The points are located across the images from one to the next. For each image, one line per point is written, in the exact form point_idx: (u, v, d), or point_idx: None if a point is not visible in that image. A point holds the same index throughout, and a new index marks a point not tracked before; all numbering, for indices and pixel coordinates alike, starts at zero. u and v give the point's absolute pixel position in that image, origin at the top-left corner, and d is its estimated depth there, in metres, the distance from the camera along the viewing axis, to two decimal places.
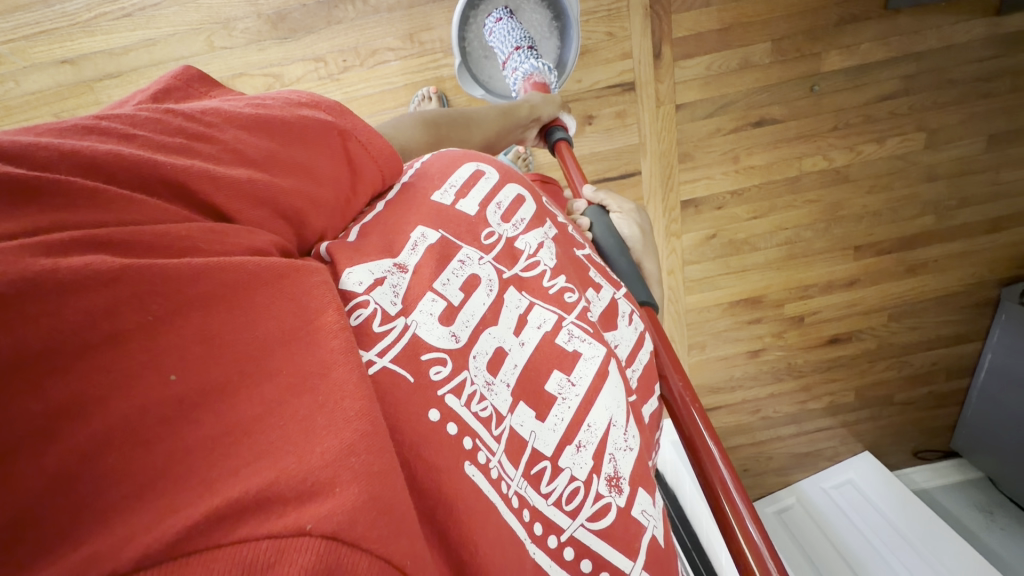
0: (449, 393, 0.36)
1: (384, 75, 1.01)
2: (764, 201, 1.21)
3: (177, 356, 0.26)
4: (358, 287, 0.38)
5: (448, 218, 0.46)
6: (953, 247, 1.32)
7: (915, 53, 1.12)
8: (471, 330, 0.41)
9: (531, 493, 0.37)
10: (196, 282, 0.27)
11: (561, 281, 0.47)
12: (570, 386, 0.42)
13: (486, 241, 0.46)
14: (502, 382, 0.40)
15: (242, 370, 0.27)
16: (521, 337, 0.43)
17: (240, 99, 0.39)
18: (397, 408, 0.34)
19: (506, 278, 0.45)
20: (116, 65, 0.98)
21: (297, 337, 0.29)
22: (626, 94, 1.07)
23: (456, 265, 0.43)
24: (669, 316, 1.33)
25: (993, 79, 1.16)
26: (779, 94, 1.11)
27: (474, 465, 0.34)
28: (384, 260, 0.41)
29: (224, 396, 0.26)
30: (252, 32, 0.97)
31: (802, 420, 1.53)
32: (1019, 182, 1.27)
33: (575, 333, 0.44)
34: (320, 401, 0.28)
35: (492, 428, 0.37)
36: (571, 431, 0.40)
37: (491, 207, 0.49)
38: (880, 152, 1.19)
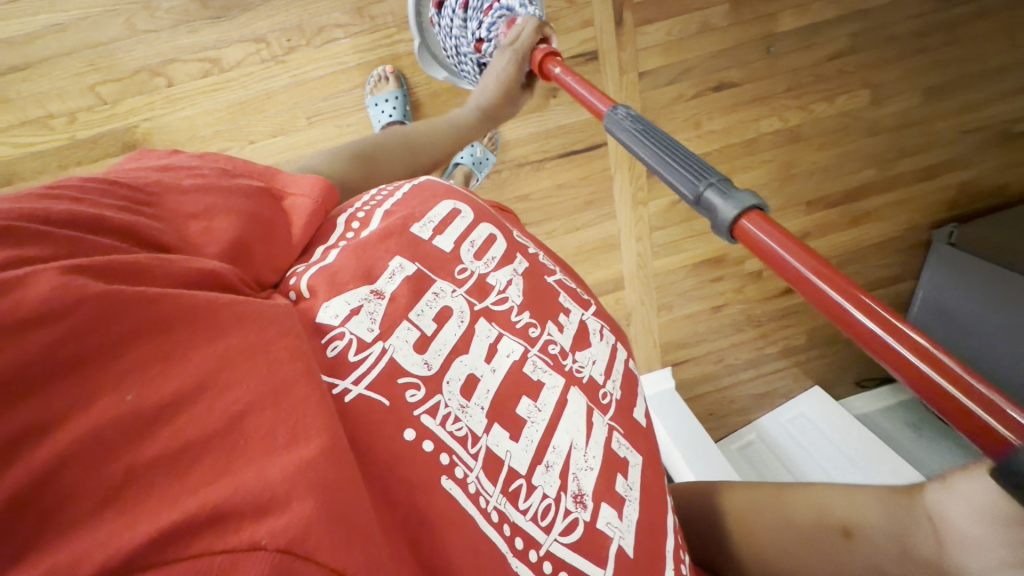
0: (424, 413, 0.40)
1: (333, 55, 0.94)
2: (724, 164, 1.24)
3: (138, 377, 0.28)
4: (334, 320, 0.43)
5: (423, 250, 0.51)
6: (892, 196, 1.42)
7: (861, 11, 1.15)
8: (443, 357, 0.45)
9: (510, 509, 0.41)
10: (151, 309, 0.30)
11: (526, 316, 0.52)
12: (536, 411, 0.47)
13: (460, 276, 0.51)
14: (476, 405, 0.44)
15: (194, 387, 0.29)
16: (492, 363, 0.47)
17: (175, 162, 0.45)
18: (373, 427, 0.38)
19: (477, 310, 0.49)
20: (19, 56, 0.86)
21: (249, 354, 0.32)
22: (589, 64, 1.05)
23: (431, 297, 0.48)
24: (639, 281, 1.37)
25: (930, 33, 1.22)
26: (736, 58, 1.12)
27: (451, 479, 0.39)
28: (362, 288, 0.45)
29: (177, 411, 0.28)
30: (179, 13, 0.88)
31: (760, 364, 1.65)
32: (951, 131, 1.36)
33: (539, 364, 0.50)
34: (281, 412, 0.30)
35: (468, 447, 0.41)
36: (539, 452, 0.45)
37: (465, 245, 0.54)
38: (830, 110, 1.24)
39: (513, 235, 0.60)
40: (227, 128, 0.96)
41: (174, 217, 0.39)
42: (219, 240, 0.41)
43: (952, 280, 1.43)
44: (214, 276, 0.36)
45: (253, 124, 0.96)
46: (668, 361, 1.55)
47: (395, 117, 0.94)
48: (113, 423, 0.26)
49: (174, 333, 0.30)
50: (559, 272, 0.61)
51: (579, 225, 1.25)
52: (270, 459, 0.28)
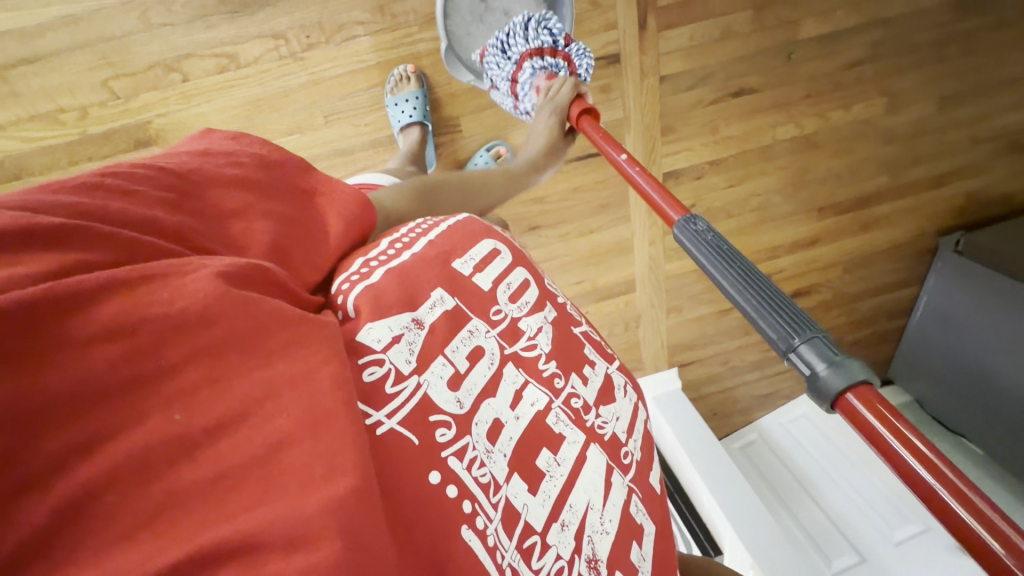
0: (452, 455, 0.38)
1: (354, 54, 0.93)
2: (739, 169, 1.23)
3: (187, 398, 0.28)
4: (375, 344, 0.40)
5: (461, 287, 0.47)
6: (901, 204, 1.43)
7: (882, 19, 1.14)
8: (473, 399, 0.42)
9: (523, 567, 0.38)
10: (206, 329, 0.30)
11: (555, 366, 0.49)
12: (556, 465, 0.44)
13: (495, 317, 0.48)
14: (500, 451, 0.41)
15: (238, 410, 0.29)
16: (517, 412, 0.44)
17: (214, 150, 0.42)
18: (400, 468, 0.36)
19: (506, 354, 0.47)
20: (30, 48, 0.83)
21: (291, 384, 0.30)
22: (611, 67, 1.03)
23: (466, 334, 0.45)
24: (650, 283, 1.38)
25: (947, 44, 1.22)
26: (757, 64, 1.12)
27: (471, 529, 0.36)
28: (404, 315, 0.42)
29: (219, 434, 0.28)
30: (196, 6, 0.85)
31: (764, 366, 1.67)
32: (962, 141, 1.36)
33: (562, 418, 0.46)
34: (315, 448, 0.29)
35: (489, 495, 0.39)
36: (557, 508, 0.42)
37: (501, 287, 0.50)
38: (846, 117, 1.24)
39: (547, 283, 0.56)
40: (243, 126, 0.94)
41: (214, 214, 0.37)
42: (256, 245, 0.38)
43: (956, 286, 1.46)
44: (262, 276, 0.34)
45: (270, 122, 0.95)
46: (674, 362, 1.56)
47: (415, 118, 0.92)
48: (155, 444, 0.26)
49: (219, 355, 0.30)
50: (585, 323, 0.58)
51: (593, 228, 1.24)
52: (297, 496, 0.27)
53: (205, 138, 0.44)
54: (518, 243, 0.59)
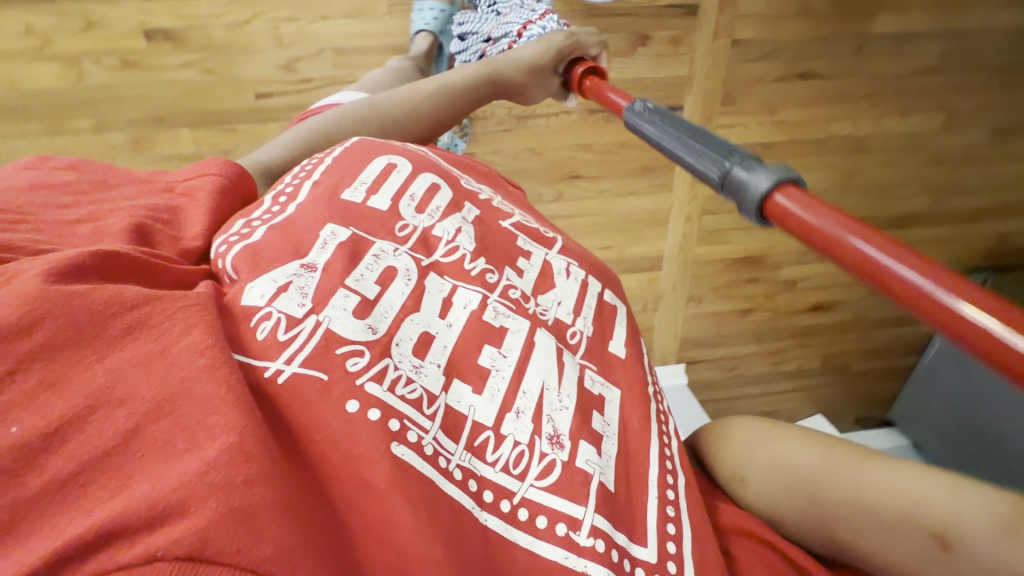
0: (370, 380, 0.38)
1: None
2: (788, 158, 1.20)
3: (34, 405, 0.29)
4: (260, 300, 0.40)
5: (357, 215, 0.49)
6: (939, 232, 1.40)
7: (955, 30, 1.14)
8: (389, 321, 0.43)
9: (476, 463, 0.41)
10: (41, 332, 0.30)
11: (481, 264, 0.51)
12: (501, 358, 0.46)
13: (401, 233, 0.50)
14: (431, 364, 0.43)
15: (82, 408, 0.29)
16: (448, 319, 0.47)
17: (52, 182, 0.45)
18: (302, 409, 0.36)
19: (425, 265, 0.49)
20: None
21: (140, 364, 0.31)
22: (686, 18, 1.02)
23: (371, 260, 0.46)
24: (676, 264, 1.33)
25: (1010, 71, 1.22)
26: (827, 49, 1.10)
27: (403, 444, 0.37)
28: (291, 264, 0.43)
29: (62, 442, 0.28)
30: None
31: (771, 381, 1.60)
32: (1007, 176, 1.36)
33: (500, 310, 0.49)
34: (182, 421, 0.30)
35: (424, 408, 0.40)
36: (510, 398, 0.44)
37: (405, 200, 0.52)
38: (901, 126, 1.22)
39: (460, 180, 0.59)
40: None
41: (67, 225, 0.40)
42: (113, 231, 0.41)
43: None
44: (117, 258, 0.37)
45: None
46: (683, 358, 1.49)
47: (431, 27, 0.90)
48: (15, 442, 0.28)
49: (54, 356, 0.30)
50: (518, 216, 0.60)
51: (631, 191, 1.20)
52: (164, 468, 0.29)
53: (36, 168, 0.47)
54: (421, 149, 0.61)
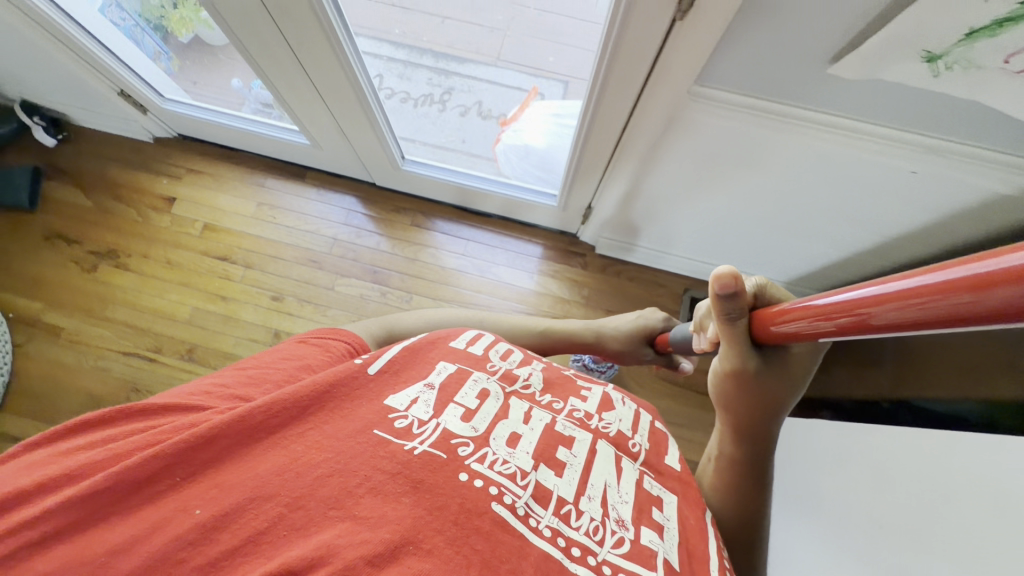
0: (475, 461, 0.43)
1: None
2: None
3: (198, 500, 0.37)
4: (398, 405, 0.46)
5: (456, 355, 0.54)
6: None
7: None
8: (488, 421, 0.48)
9: (564, 527, 0.42)
10: (188, 447, 0.38)
11: (548, 397, 0.55)
12: (573, 456, 0.48)
13: (490, 368, 0.55)
14: (522, 451, 0.47)
15: (244, 501, 0.37)
16: (530, 424, 0.50)
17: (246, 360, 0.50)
18: (433, 473, 0.41)
19: (507, 391, 0.53)
20: None
21: (285, 465, 0.39)
22: None
23: (472, 381, 0.51)
24: None
25: None
26: None
27: (501, 503, 0.41)
28: (417, 382, 0.49)
29: (220, 527, 0.36)
30: None
31: None
32: None
33: (568, 424, 0.52)
34: (322, 497, 0.38)
35: (517, 480, 0.44)
36: (581, 487, 0.46)
37: (491, 351, 0.58)
38: None
39: None
40: None
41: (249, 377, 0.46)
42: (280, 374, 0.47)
43: None
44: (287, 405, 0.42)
45: None
46: None
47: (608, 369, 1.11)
48: (202, 521, 0.36)
49: (208, 463, 0.38)
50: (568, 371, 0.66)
51: None
52: (302, 541, 0.36)
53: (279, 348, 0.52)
54: None
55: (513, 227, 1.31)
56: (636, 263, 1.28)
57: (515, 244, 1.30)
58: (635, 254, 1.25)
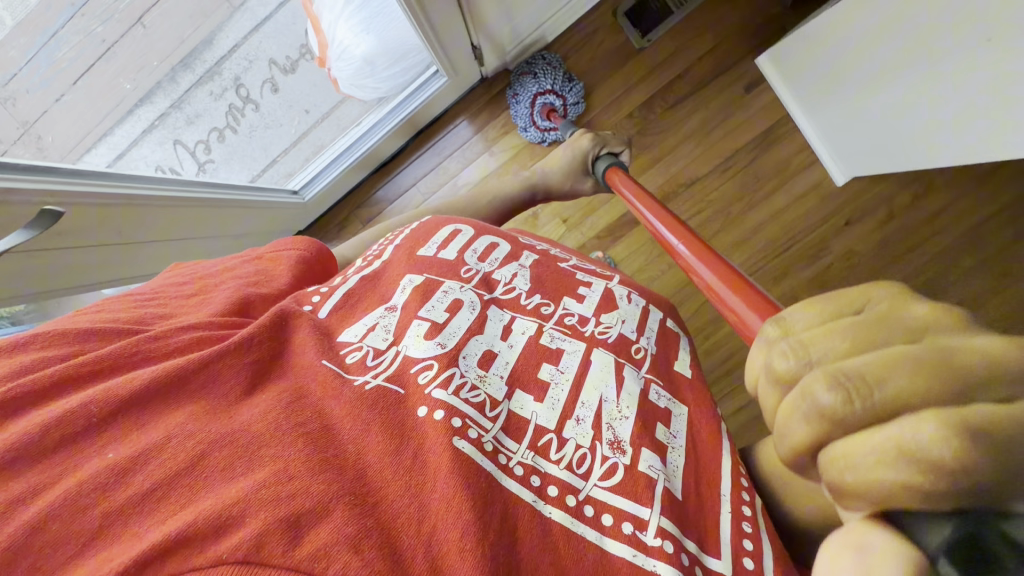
0: (437, 388, 0.46)
1: None
2: None
3: (119, 441, 0.39)
4: (354, 338, 0.52)
5: (429, 264, 0.60)
6: None
7: None
8: (456, 338, 0.51)
9: (541, 462, 0.44)
10: (141, 383, 0.41)
11: (537, 299, 0.57)
12: (560, 374, 0.50)
13: (466, 275, 0.59)
14: (494, 374, 0.49)
15: (161, 441, 0.39)
16: (509, 341, 0.53)
17: (209, 273, 0.60)
18: (387, 408, 0.44)
19: (486, 300, 0.56)
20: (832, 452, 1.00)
21: (211, 410, 0.42)
22: None
23: (440, 295, 0.55)
24: None
25: None
26: None
27: (464, 439, 0.42)
28: (378, 309, 0.55)
29: (133, 467, 0.37)
30: None
31: None
32: None
33: (556, 335, 0.53)
34: (241, 455, 0.39)
35: (486, 410, 0.46)
36: (569, 407, 0.47)
37: (469, 252, 0.63)
38: None
39: (519, 237, 0.69)
40: None
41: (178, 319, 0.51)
42: (219, 302, 0.53)
43: None
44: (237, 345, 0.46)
45: None
46: None
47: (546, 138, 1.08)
48: (115, 461, 0.37)
49: (166, 393, 0.42)
50: (574, 261, 0.66)
51: None
52: (227, 485, 0.37)
53: (218, 268, 0.61)
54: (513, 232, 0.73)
55: (434, 131, 1.15)
56: (556, 40, 1.10)
57: (451, 142, 1.15)
58: (548, 34, 1.08)
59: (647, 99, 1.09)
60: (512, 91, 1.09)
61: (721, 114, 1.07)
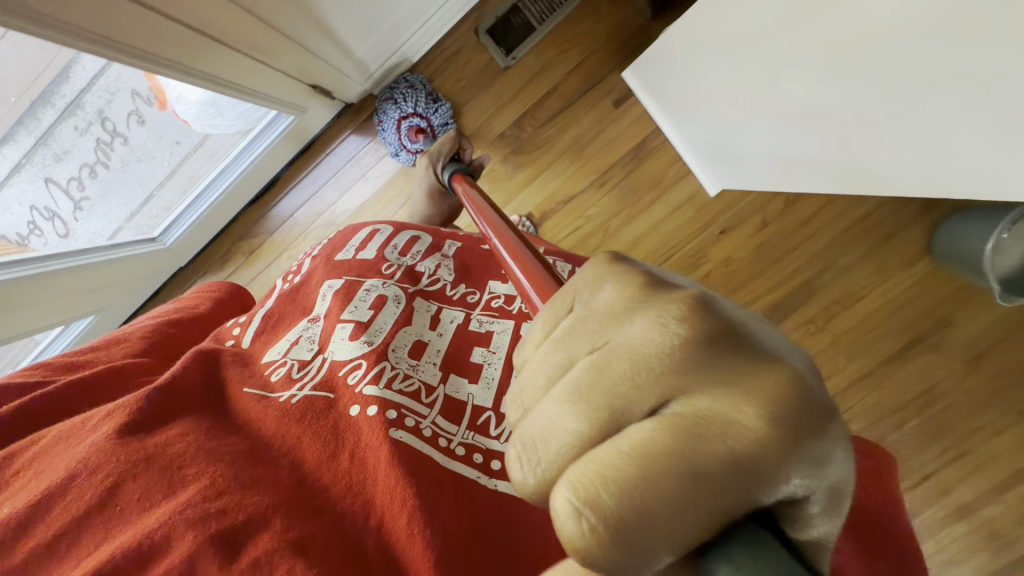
0: (369, 385, 0.49)
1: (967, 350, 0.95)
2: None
3: (36, 486, 0.42)
4: (278, 355, 0.57)
5: (349, 266, 0.66)
6: None
7: None
8: (382, 334, 0.55)
9: (479, 438, 0.50)
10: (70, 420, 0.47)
11: (462, 289, 0.66)
12: (491, 355, 0.57)
13: (388, 271, 0.65)
14: (427, 362, 0.54)
15: (67, 483, 0.41)
16: (438, 330, 0.59)
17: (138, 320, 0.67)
18: (319, 413, 0.48)
19: (411, 291, 0.63)
20: None
21: (116, 440, 0.43)
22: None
23: (364, 293, 0.60)
24: None
25: None
26: None
27: (400, 428, 0.46)
28: (302, 322, 0.60)
29: (78, 492, 0.40)
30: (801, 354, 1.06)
31: None
32: None
33: (483, 320, 0.61)
34: (156, 483, 0.41)
35: (423, 397, 0.51)
36: (502, 384, 0.55)
37: (390, 249, 0.70)
38: None
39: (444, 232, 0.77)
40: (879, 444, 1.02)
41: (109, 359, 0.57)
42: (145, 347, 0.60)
43: None
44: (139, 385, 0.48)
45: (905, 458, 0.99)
46: None
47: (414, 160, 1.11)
48: (11, 512, 0.40)
49: (74, 434, 0.45)
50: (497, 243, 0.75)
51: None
52: (147, 512, 0.39)
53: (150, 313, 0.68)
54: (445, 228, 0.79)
55: (322, 146, 1.16)
56: (420, 60, 1.13)
57: (341, 156, 1.17)
58: (411, 54, 1.11)
59: (518, 116, 1.12)
60: (378, 118, 1.12)
61: (594, 128, 1.10)
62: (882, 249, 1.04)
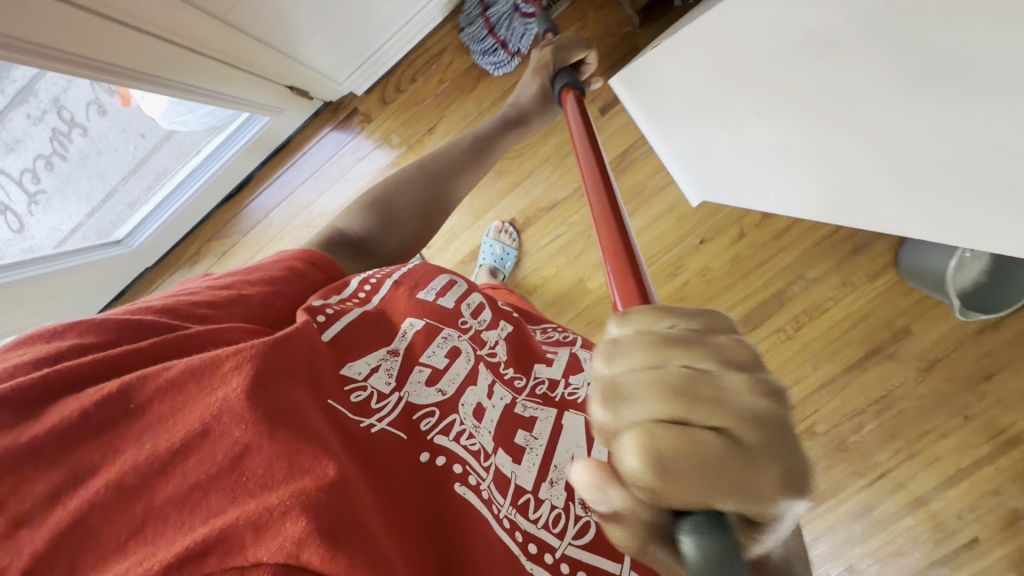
0: (438, 434, 0.40)
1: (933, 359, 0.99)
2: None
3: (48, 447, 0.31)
4: (359, 374, 0.43)
5: (430, 309, 0.50)
6: None
7: None
8: (458, 384, 0.44)
9: (520, 519, 0.39)
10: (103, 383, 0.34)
11: (511, 370, 0.50)
12: (534, 439, 0.44)
13: (463, 325, 0.51)
14: (487, 428, 0.43)
15: (91, 462, 0.31)
16: (494, 398, 0.45)
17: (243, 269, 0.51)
18: (389, 451, 0.38)
19: (480, 353, 0.49)
20: None
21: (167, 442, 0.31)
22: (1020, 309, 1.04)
23: (441, 338, 0.47)
24: None
25: None
26: None
27: (462, 484, 0.38)
28: (380, 349, 0.45)
29: (189, 450, 0.31)
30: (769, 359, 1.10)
31: None
32: None
33: (530, 405, 0.47)
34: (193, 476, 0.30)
35: (480, 460, 0.40)
36: (545, 468, 0.43)
37: (465, 304, 0.54)
38: None
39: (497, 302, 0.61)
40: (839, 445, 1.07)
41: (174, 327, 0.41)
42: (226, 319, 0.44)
43: None
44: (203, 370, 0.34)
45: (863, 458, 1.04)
46: None
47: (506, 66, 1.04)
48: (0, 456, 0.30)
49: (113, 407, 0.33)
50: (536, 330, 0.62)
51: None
52: (192, 524, 0.28)
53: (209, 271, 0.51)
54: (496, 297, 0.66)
55: (298, 146, 1.14)
56: (402, 60, 1.09)
57: (317, 156, 1.13)
58: (393, 54, 1.07)
59: None
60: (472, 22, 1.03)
61: None
62: (849, 262, 1.08)
